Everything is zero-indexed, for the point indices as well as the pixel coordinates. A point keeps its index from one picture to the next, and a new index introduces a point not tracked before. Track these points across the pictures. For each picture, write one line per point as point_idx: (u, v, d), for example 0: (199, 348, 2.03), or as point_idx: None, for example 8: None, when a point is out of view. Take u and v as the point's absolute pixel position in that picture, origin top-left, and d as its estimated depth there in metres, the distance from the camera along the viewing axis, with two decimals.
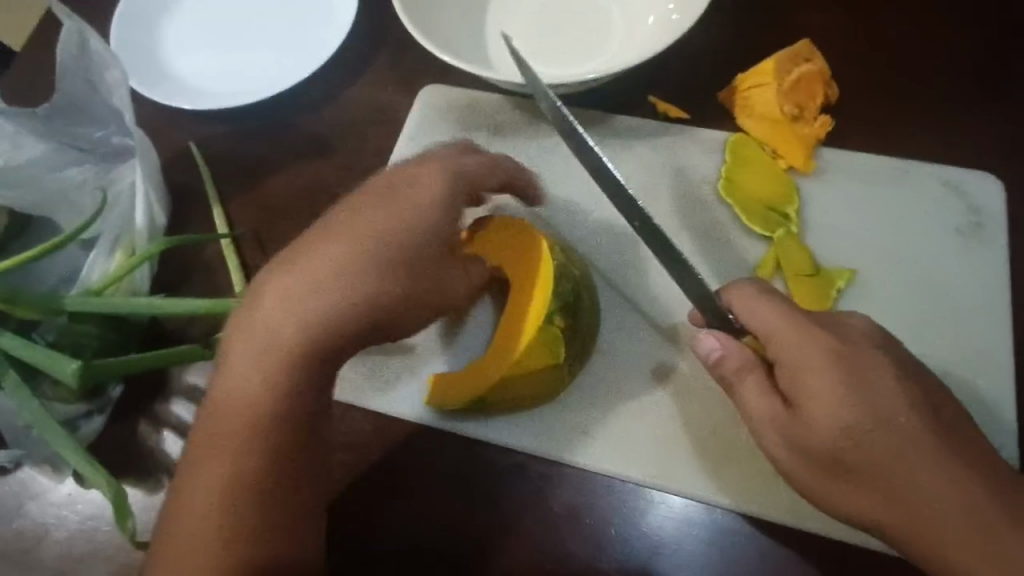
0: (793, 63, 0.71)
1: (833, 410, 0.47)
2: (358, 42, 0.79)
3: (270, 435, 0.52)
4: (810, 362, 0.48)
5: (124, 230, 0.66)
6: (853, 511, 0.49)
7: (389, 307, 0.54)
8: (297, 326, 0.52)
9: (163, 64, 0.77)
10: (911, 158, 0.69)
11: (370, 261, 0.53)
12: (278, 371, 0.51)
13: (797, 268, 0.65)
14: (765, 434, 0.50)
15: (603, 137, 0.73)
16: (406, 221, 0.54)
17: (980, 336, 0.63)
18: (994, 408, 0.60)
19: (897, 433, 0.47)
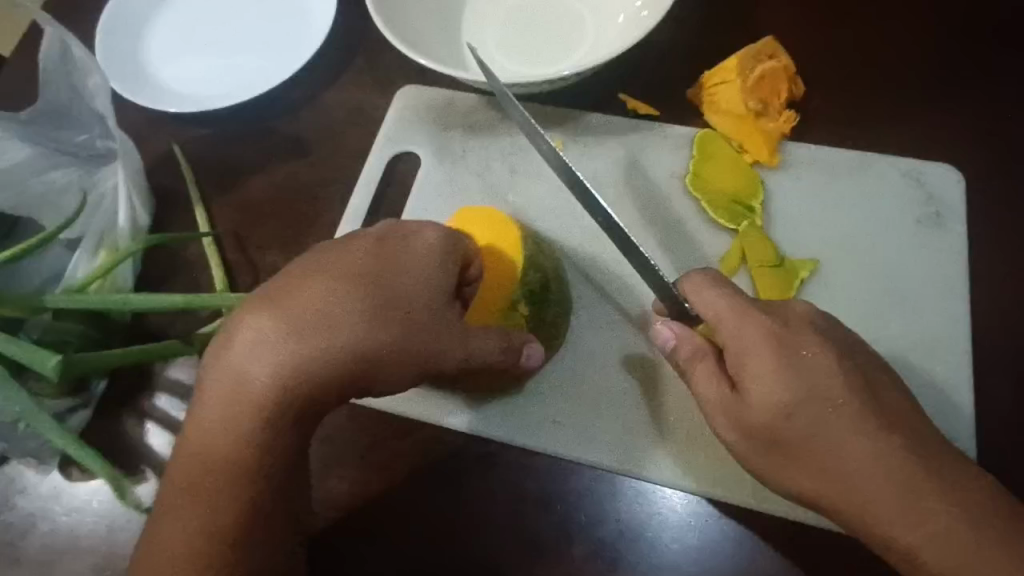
0: (758, 60, 0.73)
1: (775, 393, 0.49)
2: (336, 44, 0.81)
3: (250, 482, 0.51)
4: (754, 348, 0.50)
5: (108, 230, 0.68)
6: (806, 491, 0.50)
7: (380, 369, 0.52)
8: (282, 381, 0.51)
9: (146, 68, 0.79)
10: (873, 150, 0.72)
11: (363, 322, 0.51)
12: (265, 420, 0.51)
13: (761, 259, 0.67)
14: (716, 418, 0.52)
15: (575, 134, 0.75)
16: (404, 279, 0.53)
17: (938, 322, 0.65)
18: (951, 392, 0.62)
19: (841, 414, 0.49)
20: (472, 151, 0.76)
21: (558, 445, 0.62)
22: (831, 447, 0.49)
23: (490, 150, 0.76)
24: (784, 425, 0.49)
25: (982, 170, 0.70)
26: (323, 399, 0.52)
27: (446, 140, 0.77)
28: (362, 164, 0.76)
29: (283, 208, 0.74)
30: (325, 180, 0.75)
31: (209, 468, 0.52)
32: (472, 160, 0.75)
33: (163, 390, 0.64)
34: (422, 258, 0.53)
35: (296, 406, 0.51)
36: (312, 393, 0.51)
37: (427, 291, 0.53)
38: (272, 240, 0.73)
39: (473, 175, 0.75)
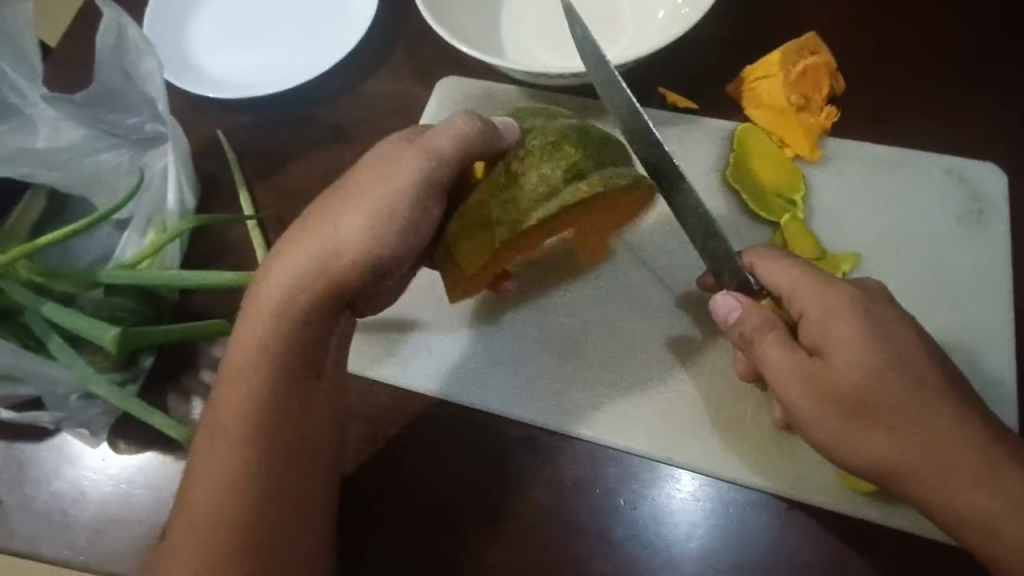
0: (800, 55, 0.73)
1: (855, 361, 0.49)
2: (379, 35, 0.82)
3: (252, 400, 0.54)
4: (840, 315, 0.50)
5: (156, 211, 0.70)
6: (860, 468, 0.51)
7: (360, 227, 0.55)
8: (277, 277, 0.55)
9: (193, 56, 0.81)
10: (914, 147, 0.71)
11: (334, 205, 0.56)
12: (269, 313, 0.54)
13: (804, 252, 0.67)
14: (789, 391, 0.51)
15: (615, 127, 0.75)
16: (363, 166, 0.58)
17: (981, 318, 0.65)
18: (996, 388, 0.62)
19: (895, 397, 0.50)
20: None
21: (592, 429, 0.63)
22: (885, 424, 0.50)
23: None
24: (852, 398, 0.50)
25: None
26: (317, 272, 0.54)
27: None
28: None
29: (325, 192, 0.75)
30: None
31: (234, 398, 0.54)
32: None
33: (208, 368, 0.65)
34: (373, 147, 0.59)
35: (296, 292, 0.54)
36: (305, 271, 0.54)
37: (380, 160, 0.57)
38: None
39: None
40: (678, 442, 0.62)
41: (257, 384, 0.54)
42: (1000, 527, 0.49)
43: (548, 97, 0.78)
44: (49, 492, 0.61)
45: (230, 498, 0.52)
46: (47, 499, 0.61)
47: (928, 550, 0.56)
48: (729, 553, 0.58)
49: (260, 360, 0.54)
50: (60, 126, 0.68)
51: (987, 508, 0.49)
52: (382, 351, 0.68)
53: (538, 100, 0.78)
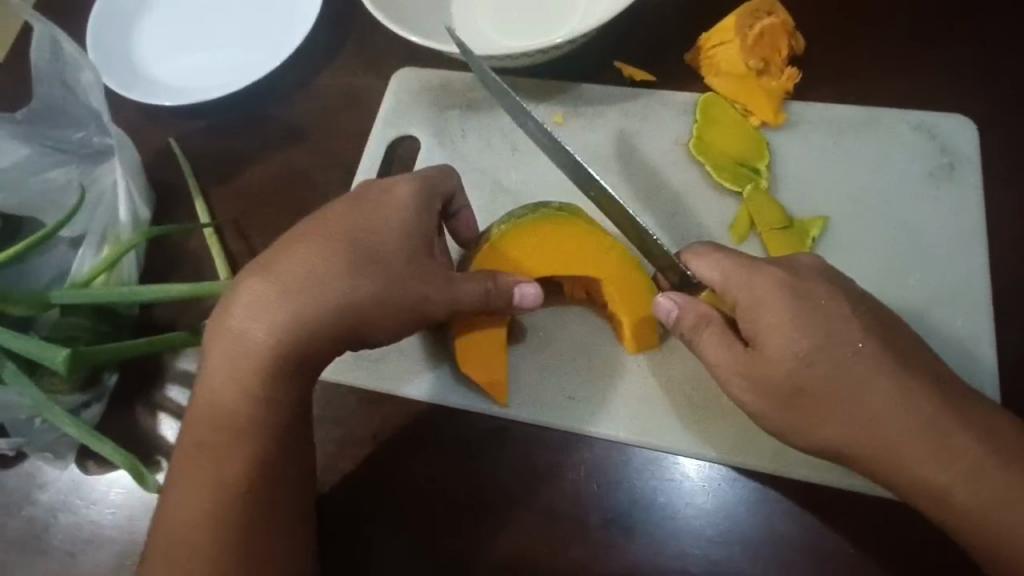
0: (754, 18, 0.70)
1: (792, 343, 0.49)
2: (327, 29, 0.80)
3: (257, 444, 0.53)
4: (768, 303, 0.50)
5: (110, 225, 0.68)
6: (833, 438, 0.50)
7: (367, 292, 0.53)
8: (265, 327, 0.52)
9: (138, 64, 0.79)
10: (881, 105, 0.69)
11: (337, 265, 0.53)
12: (256, 364, 0.52)
13: (771, 222, 0.66)
14: (732, 382, 0.51)
15: (574, 106, 0.73)
16: (371, 226, 0.54)
17: (956, 275, 0.63)
18: (970, 345, 0.61)
19: (856, 366, 0.49)
20: (473, 129, 0.75)
21: (568, 419, 0.62)
22: (845, 392, 0.49)
23: (491, 126, 0.75)
24: (792, 385, 0.49)
25: (994, 119, 0.67)
26: (328, 337, 0.53)
27: (445, 121, 0.75)
28: (358, 147, 0.75)
29: (283, 195, 0.74)
30: (322, 166, 0.75)
31: (216, 431, 0.53)
32: (471, 142, 0.74)
33: (175, 381, 0.65)
34: (396, 212, 0.55)
35: (286, 356, 0.53)
36: (294, 339, 0.52)
37: (396, 232, 0.54)
38: (273, 228, 0.72)
39: (472, 156, 0.74)
40: (651, 425, 0.61)
41: (234, 427, 0.53)
42: (974, 487, 0.48)
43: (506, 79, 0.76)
44: (22, 518, 0.61)
45: (217, 524, 0.52)
46: (20, 525, 0.60)
47: (906, 515, 0.56)
48: (706, 531, 0.57)
49: (243, 413, 0.53)
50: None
51: (962, 469, 0.48)
52: (347, 359, 0.66)
53: None
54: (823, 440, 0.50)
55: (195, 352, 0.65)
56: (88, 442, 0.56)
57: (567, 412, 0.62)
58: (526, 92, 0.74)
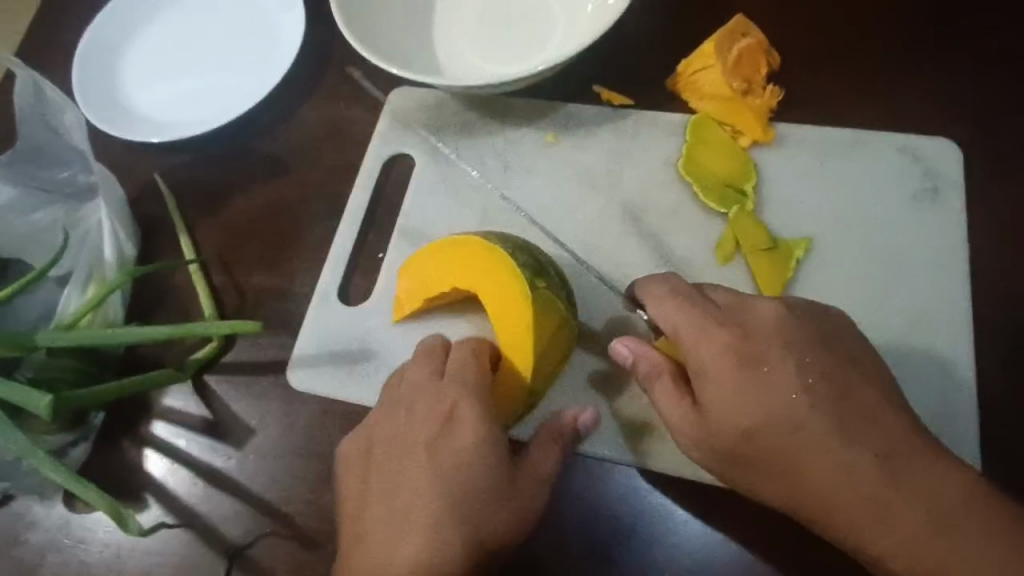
0: (731, 41, 0.70)
1: (737, 413, 0.50)
2: (310, 60, 0.81)
3: (466, 566, 0.50)
4: (707, 370, 0.51)
5: (95, 264, 0.69)
6: (770, 498, 0.51)
7: (482, 459, 0.52)
8: (412, 570, 0.50)
9: (123, 100, 0.80)
10: (863, 127, 0.69)
11: (451, 488, 0.51)
12: (440, 552, 0.50)
13: (755, 243, 0.65)
14: (681, 438, 0.52)
15: (566, 127, 0.73)
16: (460, 454, 0.52)
17: (940, 297, 0.63)
18: (951, 373, 0.61)
19: (803, 432, 0.49)
20: (465, 150, 0.75)
21: None
22: (792, 461, 0.49)
23: (481, 147, 0.75)
24: (741, 447, 0.50)
25: (977, 138, 0.67)
26: (471, 531, 0.50)
27: (440, 139, 0.76)
28: (340, 178, 0.76)
29: (267, 227, 0.74)
30: (304, 197, 0.75)
31: (410, 571, 0.50)
32: (461, 164, 0.74)
33: (159, 417, 0.66)
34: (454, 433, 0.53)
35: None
36: (444, 552, 0.50)
37: (483, 426, 0.53)
38: (256, 261, 0.72)
39: (466, 175, 0.74)
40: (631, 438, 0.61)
41: None
42: (919, 555, 0.47)
43: (494, 102, 0.76)
44: (10, 558, 0.61)
45: None
46: (8, 565, 0.61)
47: None
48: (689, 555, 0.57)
49: (446, 549, 0.50)
50: None
51: (906, 535, 0.47)
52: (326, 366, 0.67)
53: (485, 107, 0.76)
54: (768, 498, 0.51)
55: (184, 389, 0.66)
56: (72, 488, 0.54)
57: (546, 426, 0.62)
58: (524, 112, 0.75)
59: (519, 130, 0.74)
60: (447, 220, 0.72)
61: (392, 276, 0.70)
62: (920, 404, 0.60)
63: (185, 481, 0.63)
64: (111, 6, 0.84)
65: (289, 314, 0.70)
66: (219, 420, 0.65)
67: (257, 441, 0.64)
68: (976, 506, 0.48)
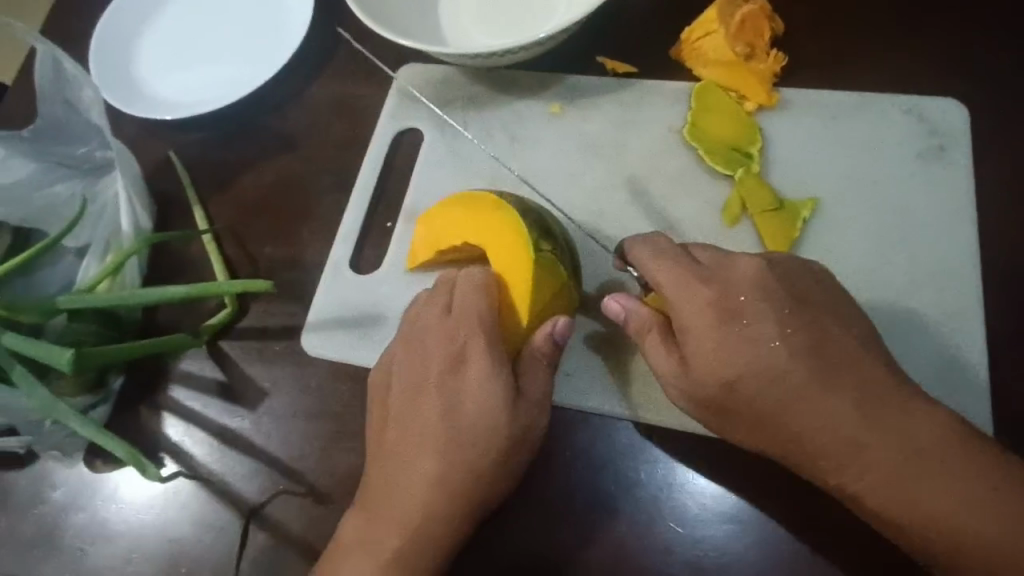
0: (733, 6, 0.69)
1: (718, 365, 0.50)
2: (318, 39, 0.82)
3: (455, 513, 0.53)
4: (690, 322, 0.51)
5: (113, 236, 0.71)
6: (753, 443, 0.52)
7: (479, 415, 0.53)
8: (406, 510, 0.54)
9: (139, 82, 0.82)
10: (868, 87, 0.68)
11: (442, 455, 0.53)
12: (433, 503, 0.53)
13: (761, 204, 0.64)
14: (668, 388, 0.53)
15: (570, 99, 0.73)
16: (459, 404, 0.54)
17: (947, 252, 0.62)
18: (960, 325, 0.60)
19: (781, 380, 0.49)
20: (473, 125, 0.75)
21: (569, 401, 0.62)
22: (770, 409, 0.50)
23: (489, 122, 0.75)
24: (723, 398, 0.51)
25: (984, 93, 0.66)
26: (464, 481, 0.53)
27: (450, 115, 0.76)
28: (349, 152, 0.77)
29: (277, 200, 0.76)
30: (314, 171, 0.77)
31: (403, 512, 0.53)
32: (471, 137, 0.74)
33: (177, 382, 0.67)
34: (449, 399, 0.54)
35: (424, 539, 0.53)
36: (439, 496, 0.53)
37: (479, 381, 0.54)
38: (268, 232, 0.74)
39: (476, 150, 0.74)
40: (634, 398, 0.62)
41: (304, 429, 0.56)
42: (894, 496, 0.47)
43: (501, 77, 0.76)
44: (33, 516, 0.63)
45: None
46: (32, 522, 0.63)
47: None
48: (684, 518, 0.57)
49: (437, 495, 0.53)
50: (8, 162, 0.70)
51: (886, 483, 0.48)
52: (341, 336, 0.67)
53: (494, 83, 0.76)
54: (749, 445, 0.52)
55: (199, 355, 0.68)
56: (94, 439, 0.56)
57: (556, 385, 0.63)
58: (529, 82, 0.75)
59: (524, 103, 0.75)
60: (453, 190, 0.73)
61: (400, 246, 0.71)
62: (929, 355, 0.59)
63: (201, 442, 0.65)
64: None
65: (300, 282, 0.71)
66: (233, 384, 0.67)
67: (270, 403, 0.66)
68: (963, 456, 0.48)
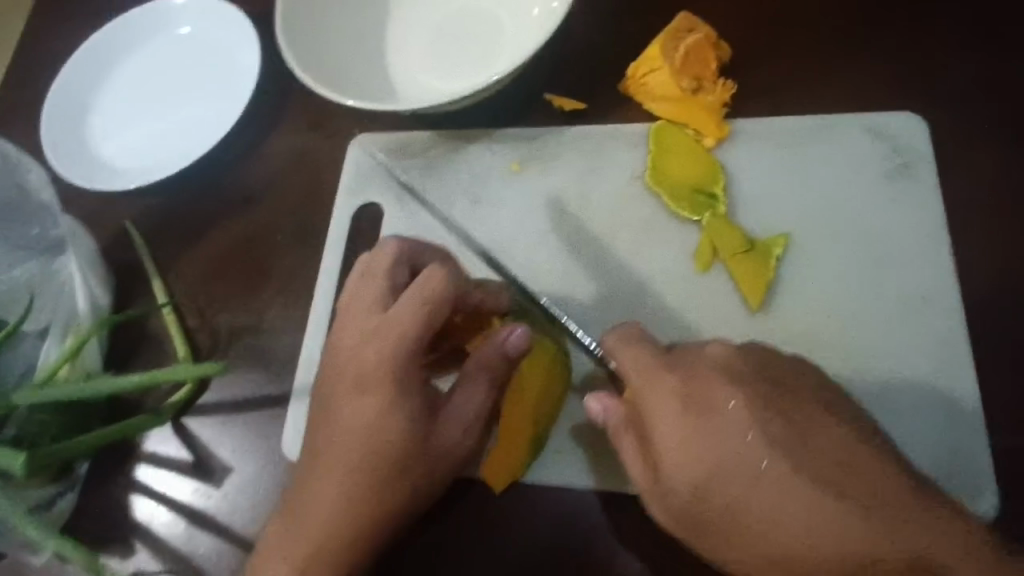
0: (677, 40, 0.66)
1: (690, 468, 0.46)
2: (266, 96, 0.81)
3: (374, 521, 0.51)
4: (659, 420, 0.47)
5: (71, 317, 0.70)
6: (733, 560, 0.46)
7: (404, 416, 0.51)
8: (324, 515, 0.51)
9: (91, 153, 0.81)
10: (831, 108, 0.63)
11: (364, 476, 0.51)
12: (351, 507, 0.51)
13: (732, 247, 0.59)
14: (645, 496, 0.49)
15: (525, 150, 0.69)
16: (383, 403, 0.51)
17: (936, 277, 0.56)
18: (952, 355, 0.54)
19: (761, 482, 0.45)
20: (431, 191, 0.71)
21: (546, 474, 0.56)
22: (754, 515, 0.44)
23: (447, 185, 0.70)
24: (698, 506, 0.46)
25: (955, 102, 0.61)
26: (388, 480, 0.51)
27: (408, 182, 0.72)
28: (302, 210, 0.75)
29: (232, 265, 0.74)
30: (268, 232, 0.75)
31: (319, 519, 0.51)
32: (432, 203, 0.70)
33: (144, 462, 0.67)
34: (370, 416, 0.51)
35: (340, 545, 0.51)
36: (360, 503, 0.51)
37: (407, 376, 0.51)
38: (226, 301, 0.73)
39: (437, 217, 0.69)
40: (624, 470, 0.55)
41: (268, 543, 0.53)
42: None
43: (459, 132, 0.72)
44: None
45: None
46: None
47: None
48: None
49: (359, 499, 0.51)
50: None
51: None
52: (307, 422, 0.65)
53: (451, 139, 0.72)
54: (733, 565, 0.46)
55: (166, 433, 0.68)
56: (55, 548, 0.53)
57: (544, 464, 0.57)
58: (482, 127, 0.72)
59: (479, 160, 0.70)
60: None
61: None
62: (922, 391, 0.53)
63: (171, 522, 0.64)
64: (84, 46, 0.86)
65: (261, 351, 0.70)
66: (200, 462, 0.66)
67: (237, 477, 0.65)
68: (975, 555, 0.42)
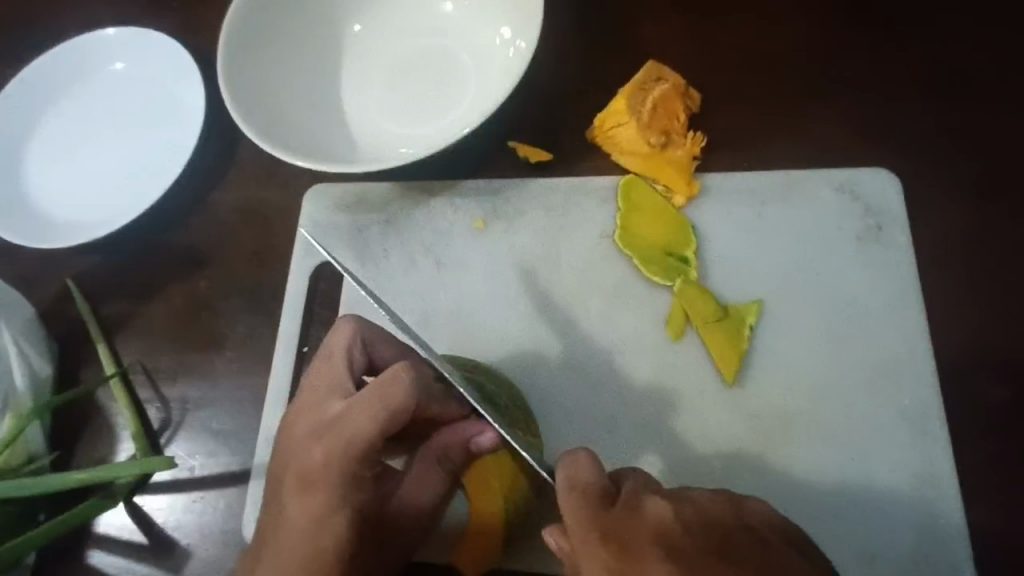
0: (644, 92, 0.64)
1: None
2: (215, 142, 0.76)
3: None
4: None
5: (9, 391, 0.65)
6: None
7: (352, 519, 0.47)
8: None
9: (21, 204, 0.75)
10: (800, 163, 0.62)
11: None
12: None
13: (705, 317, 0.57)
14: None
15: (491, 205, 0.66)
16: (330, 504, 0.47)
17: (908, 344, 0.55)
18: (926, 426, 0.53)
19: None
20: (393, 251, 0.68)
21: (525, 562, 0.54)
22: None
23: (410, 243, 0.67)
24: None
25: (922, 157, 0.61)
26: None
27: (367, 240, 0.69)
28: (257, 269, 0.71)
29: (185, 329, 0.70)
30: (222, 292, 0.71)
31: None
32: (394, 263, 0.67)
33: (97, 546, 0.63)
34: (314, 520, 0.47)
35: None
36: None
37: (359, 478, 0.47)
38: (179, 368, 0.69)
39: (400, 279, 0.66)
40: None
41: None
42: None
43: (419, 185, 0.69)
44: None
45: None
46: None
47: None
48: None
49: None
50: None
51: None
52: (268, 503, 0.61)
53: (412, 193, 0.69)
54: None
55: (119, 515, 0.64)
56: None
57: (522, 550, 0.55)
58: (444, 179, 0.68)
59: (443, 218, 0.67)
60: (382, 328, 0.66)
61: None
62: (897, 465, 0.52)
63: None
64: (12, 87, 0.80)
65: (219, 424, 0.66)
66: (156, 546, 0.63)
67: (196, 563, 0.62)
68: None
